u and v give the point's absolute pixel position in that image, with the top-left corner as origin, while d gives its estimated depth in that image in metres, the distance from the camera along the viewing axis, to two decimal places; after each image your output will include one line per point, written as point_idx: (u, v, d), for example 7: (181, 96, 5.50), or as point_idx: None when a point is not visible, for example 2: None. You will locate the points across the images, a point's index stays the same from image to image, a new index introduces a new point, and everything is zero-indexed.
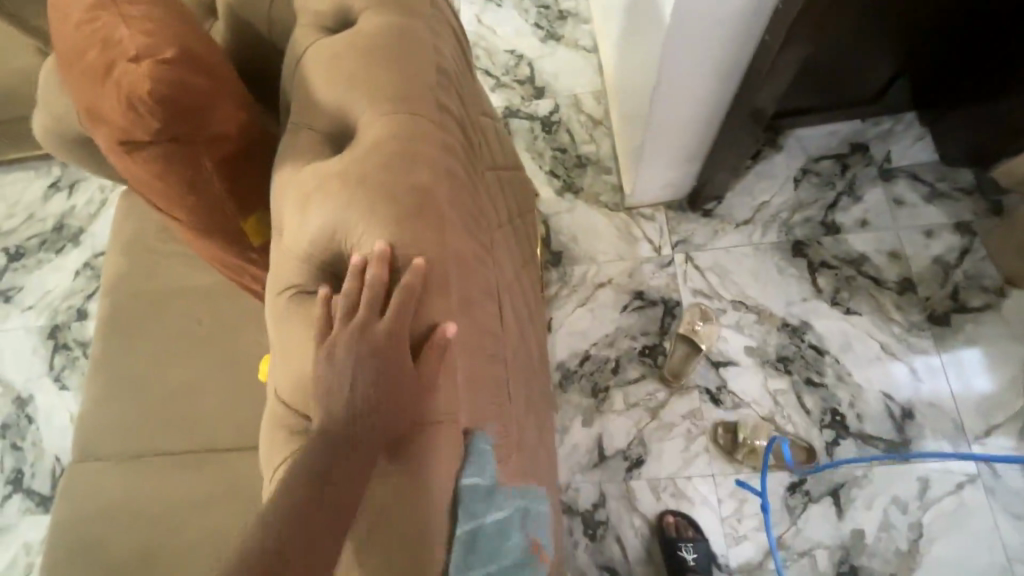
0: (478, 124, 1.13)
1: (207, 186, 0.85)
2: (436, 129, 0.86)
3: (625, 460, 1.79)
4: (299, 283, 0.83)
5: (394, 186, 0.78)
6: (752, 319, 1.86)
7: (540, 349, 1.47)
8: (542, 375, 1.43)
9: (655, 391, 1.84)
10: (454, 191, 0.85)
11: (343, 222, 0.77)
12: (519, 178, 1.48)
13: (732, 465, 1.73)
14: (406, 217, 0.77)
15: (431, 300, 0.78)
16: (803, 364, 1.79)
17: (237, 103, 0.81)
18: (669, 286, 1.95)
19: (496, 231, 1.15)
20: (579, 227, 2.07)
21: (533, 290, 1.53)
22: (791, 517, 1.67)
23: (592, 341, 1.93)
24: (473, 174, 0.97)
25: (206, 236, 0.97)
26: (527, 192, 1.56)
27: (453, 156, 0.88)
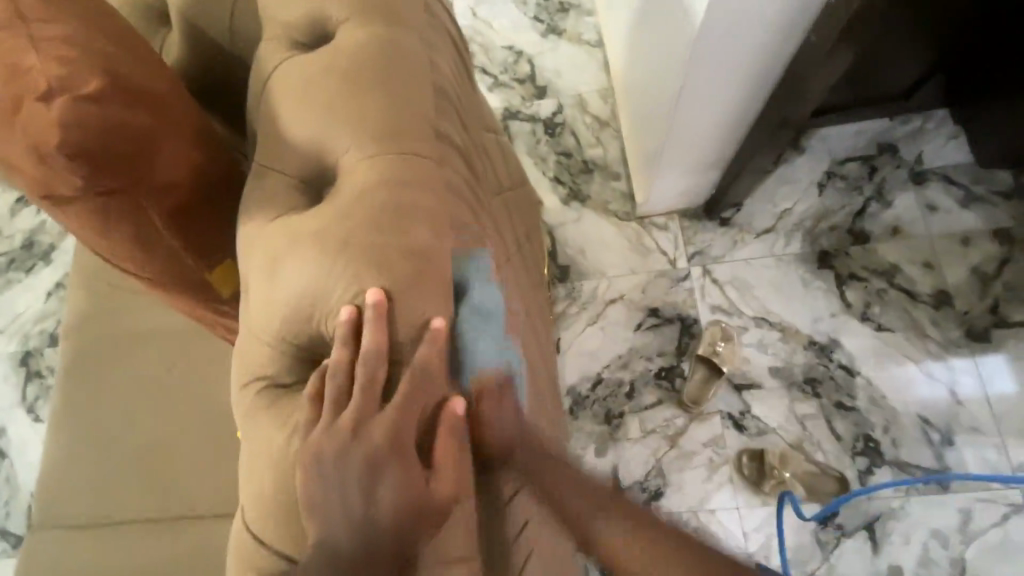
0: (481, 144, 0.98)
1: (154, 236, 0.82)
2: (437, 168, 0.71)
3: (643, 492, 1.66)
4: (274, 361, 0.70)
5: (385, 248, 0.66)
6: (776, 337, 1.73)
7: (552, 384, 1.33)
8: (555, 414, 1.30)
9: (673, 416, 1.72)
10: (460, 242, 0.71)
11: (323, 290, 0.66)
12: (526, 197, 1.34)
13: (758, 497, 1.61)
14: (402, 287, 0.65)
15: (433, 382, 0.66)
16: (832, 386, 1.67)
17: (184, 143, 0.78)
18: (686, 301, 1.82)
19: (505, 266, 1.01)
20: (587, 239, 1.93)
21: (543, 318, 1.39)
22: (823, 553, 1.55)
23: (604, 363, 1.80)
24: (482, 210, 0.83)
25: (162, 288, 0.93)
26: (535, 209, 1.43)
27: (458, 197, 0.74)
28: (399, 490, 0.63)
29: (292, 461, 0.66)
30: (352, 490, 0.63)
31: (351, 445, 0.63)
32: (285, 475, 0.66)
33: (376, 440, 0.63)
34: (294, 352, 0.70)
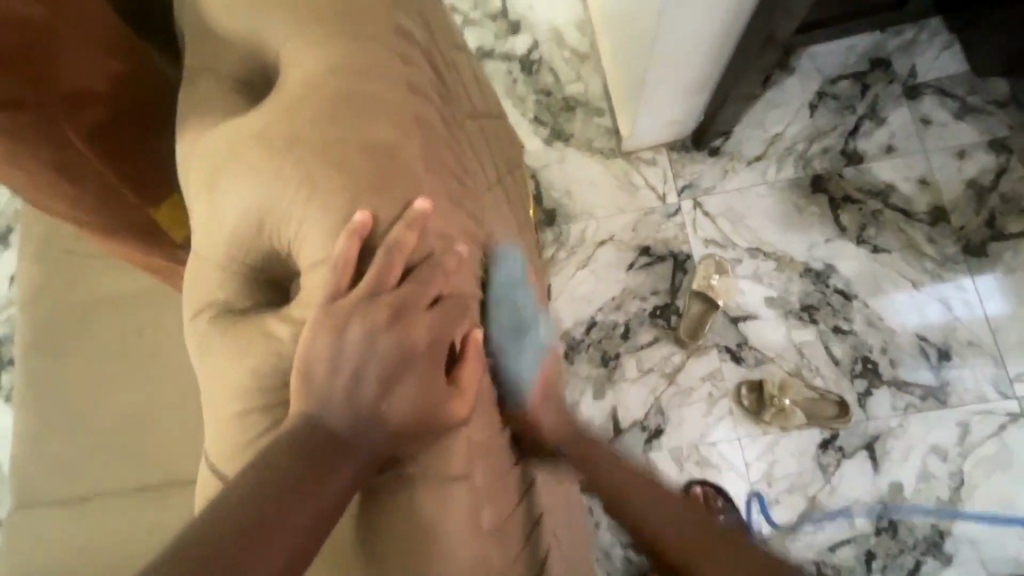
0: (451, 60, 0.89)
1: (81, 162, 0.86)
2: (396, 72, 0.67)
3: (643, 431, 1.65)
4: (227, 284, 0.64)
5: (342, 147, 0.61)
6: (772, 267, 1.69)
7: (546, 325, 1.29)
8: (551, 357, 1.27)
9: (670, 353, 1.69)
10: (428, 149, 0.66)
11: (274, 206, 0.60)
12: (506, 132, 1.25)
13: (759, 427, 1.60)
14: (362, 188, 0.60)
15: (407, 301, 0.60)
16: (829, 311, 1.64)
17: (100, 60, 0.82)
18: (678, 237, 1.76)
19: (487, 194, 0.95)
20: (572, 180, 1.85)
21: (533, 261, 1.34)
22: (825, 476, 1.55)
23: (597, 306, 1.75)
24: (455, 121, 0.78)
25: (106, 234, 0.98)
26: (516, 148, 1.35)
27: (424, 103, 0.68)
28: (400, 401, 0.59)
29: (267, 393, 0.61)
30: (343, 418, 0.57)
31: (347, 373, 0.58)
32: (258, 414, 0.61)
33: (377, 365, 0.58)
34: (247, 279, 0.64)
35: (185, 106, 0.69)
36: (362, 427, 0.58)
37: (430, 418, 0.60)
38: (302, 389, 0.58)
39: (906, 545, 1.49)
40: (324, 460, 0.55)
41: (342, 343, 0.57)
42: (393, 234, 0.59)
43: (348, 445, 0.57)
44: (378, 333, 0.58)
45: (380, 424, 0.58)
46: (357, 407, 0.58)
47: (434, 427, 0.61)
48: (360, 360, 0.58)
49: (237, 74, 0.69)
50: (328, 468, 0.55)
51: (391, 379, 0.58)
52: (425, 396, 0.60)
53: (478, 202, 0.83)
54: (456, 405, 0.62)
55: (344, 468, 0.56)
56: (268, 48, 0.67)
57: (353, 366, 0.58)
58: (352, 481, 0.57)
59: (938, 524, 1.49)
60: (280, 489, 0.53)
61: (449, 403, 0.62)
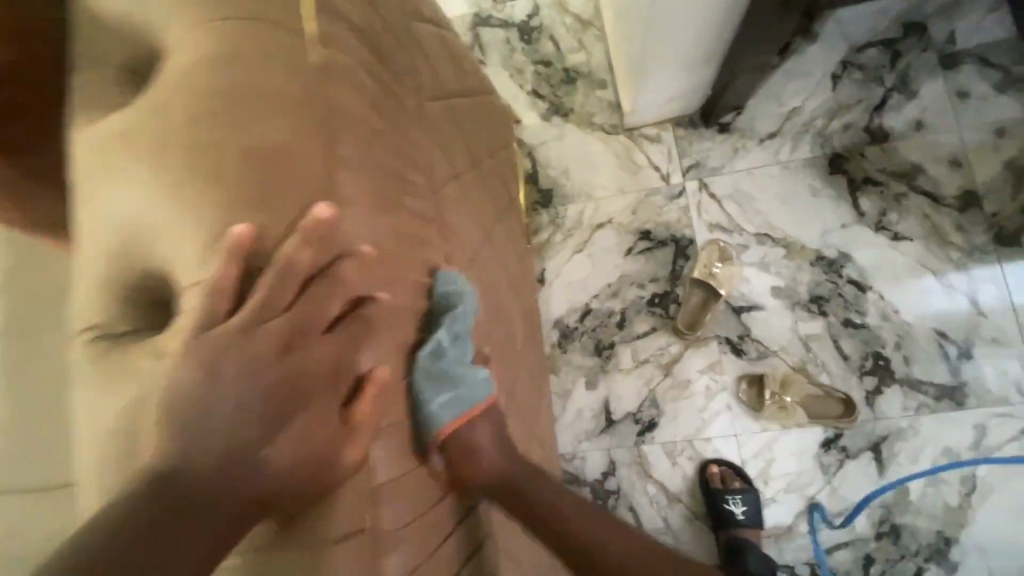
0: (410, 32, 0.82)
1: None
2: (314, 58, 0.62)
3: (636, 424, 1.60)
4: (104, 301, 0.58)
5: (231, 152, 0.56)
6: (781, 255, 1.58)
7: (527, 320, 1.23)
8: (531, 354, 1.22)
9: (667, 344, 1.61)
10: (344, 150, 0.62)
11: (157, 217, 0.56)
12: (484, 113, 1.16)
13: (758, 422, 1.53)
14: (251, 200, 0.56)
15: (298, 318, 0.56)
16: (840, 303, 1.53)
17: None
18: (681, 221, 1.66)
19: (449, 184, 0.88)
20: (570, 157, 1.75)
21: (517, 250, 1.27)
22: (824, 475, 1.48)
23: (592, 293, 1.67)
24: (388, 115, 0.71)
25: None
26: (499, 128, 1.27)
27: (347, 96, 0.64)
28: (292, 428, 0.57)
29: (122, 437, 0.52)
30: (216, 461, 0.52)
31: (226, 402, 0.52)
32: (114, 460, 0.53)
33: (263, 400, 0.55)
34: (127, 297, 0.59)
35: (84, 90, 0.62)
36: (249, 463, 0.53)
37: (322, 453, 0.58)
38: (178, 418, 0.51)
39: (908, 551, 1.42)
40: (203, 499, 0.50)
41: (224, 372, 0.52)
42: (288, 249, 0.55)
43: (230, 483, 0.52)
44: (266, 365, 0.55)
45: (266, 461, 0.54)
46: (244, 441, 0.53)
47: (328, 466, 0.58)
48: (237, 392, 0.53)
49: (147, 54, 0.63)
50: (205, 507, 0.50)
51: (279, 413, 0.56)
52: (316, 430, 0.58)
53: (423, 200, 0.77)
54: (351, 437, 0.60)
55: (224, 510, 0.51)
56: (176, 26, 0.60)
57: (233, 394, 0.53)
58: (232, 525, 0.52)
59: (944, 531, 1.41)
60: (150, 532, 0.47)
61: (342, 433, 0.60)
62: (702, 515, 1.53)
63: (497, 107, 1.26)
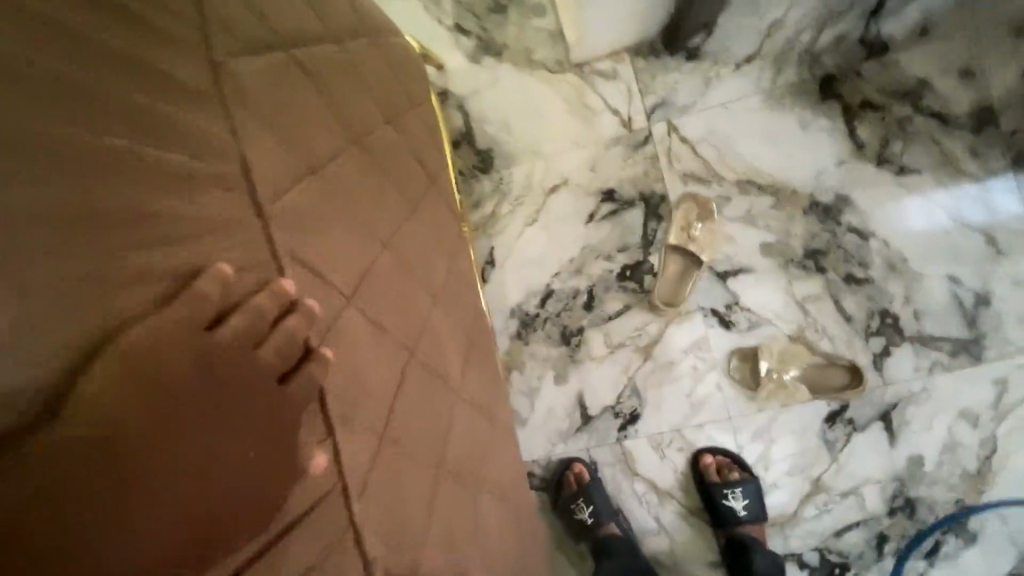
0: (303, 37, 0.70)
1: None
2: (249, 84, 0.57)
3: (616, 418, 1.38)
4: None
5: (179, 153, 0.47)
6: (770, 205, 1.33)
7: (463, 335, 0.96)
8: (472, 376, 0.96)
9: (644, 323, 1.37)
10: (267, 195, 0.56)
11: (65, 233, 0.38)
12: (364, 70, 0.84)
13: (753, 402, 1.33)
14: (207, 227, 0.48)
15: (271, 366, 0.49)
16: (840, 256, 1.31)
17: None
18: (649, 174, 1.38)
19: (359, 198, 0.73)
20: (509, 108, 1.43)
21: (442, 245, 0.98)
22: (830, 453, 1.31)
23: (552, 271, 1.40)
24: (297, 122, 0.64)
25: None
26: (397, 86, 0.95)
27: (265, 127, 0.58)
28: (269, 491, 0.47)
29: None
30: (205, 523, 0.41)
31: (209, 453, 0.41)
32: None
33: (213, 422, 0.42)
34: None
35: None
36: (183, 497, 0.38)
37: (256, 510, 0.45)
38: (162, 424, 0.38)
39: (924, 525, 1.28)
40: (113, 525, 0.34)
41: (169, 379, 0.39)
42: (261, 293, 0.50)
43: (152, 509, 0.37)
44: (197, 393, 0.41)
45: (203, 499, 0.40)
46: (186, 462, 0.39)
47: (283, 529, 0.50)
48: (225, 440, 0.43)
49: None
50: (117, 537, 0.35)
51: (233, 430, 0.44)
52: (263, 476, 0.46)
53: (337, 229, 0.66)
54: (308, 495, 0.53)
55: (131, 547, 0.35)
56: None
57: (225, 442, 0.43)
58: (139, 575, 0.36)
59: (963, 500, 1.27)
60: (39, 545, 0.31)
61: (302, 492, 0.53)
62: (700, 511, 1.36)
63: (389, 57, 0.94)
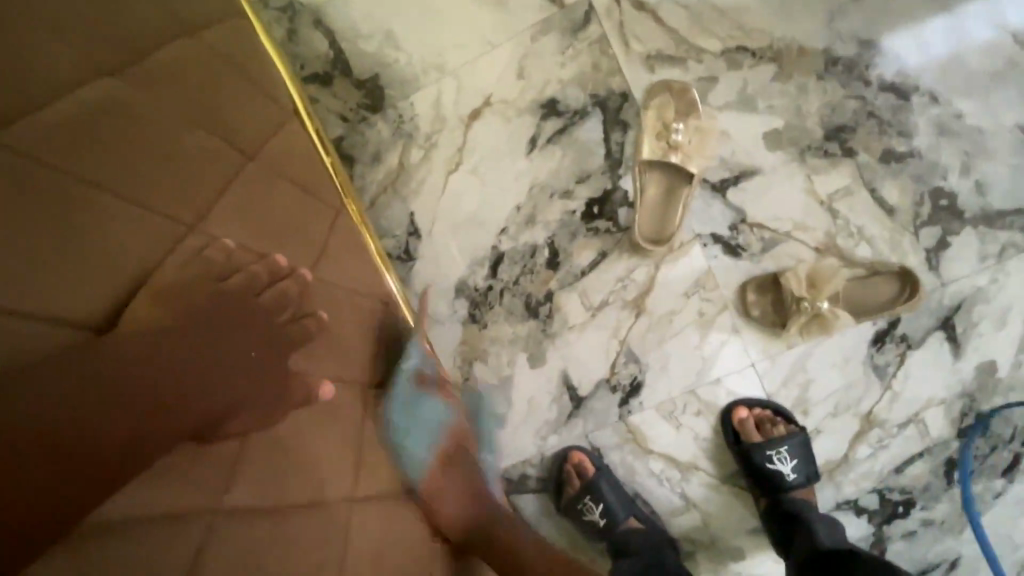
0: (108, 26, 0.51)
1: None
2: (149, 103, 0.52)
3: (614, 393, 1.09)
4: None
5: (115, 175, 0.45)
6: (770, 77, 0.97)
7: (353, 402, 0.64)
8: (378, 454, 0.65)
9: (628, 269, 1.04)
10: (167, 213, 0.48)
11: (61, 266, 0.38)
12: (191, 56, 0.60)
13: (781, 339, 1.04)
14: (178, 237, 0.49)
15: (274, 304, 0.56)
16: (872, 127, 0.97)
17: None
18: (601, 65, 0.99)
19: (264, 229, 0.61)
20: (386, 9, 1.00)
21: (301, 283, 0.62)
22: (882, 382, 1.04)
23: (497, 228, 1.05)
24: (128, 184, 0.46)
25: None
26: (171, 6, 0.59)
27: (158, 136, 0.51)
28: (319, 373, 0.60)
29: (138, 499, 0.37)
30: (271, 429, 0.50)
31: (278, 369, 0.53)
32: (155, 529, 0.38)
33: (186, 373, 0.42)
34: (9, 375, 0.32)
35: None
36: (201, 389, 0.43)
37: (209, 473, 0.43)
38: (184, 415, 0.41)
39: (1001, 440, 1.04)
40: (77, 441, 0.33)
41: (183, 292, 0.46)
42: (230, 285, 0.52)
43: (104, 440, 0.35)
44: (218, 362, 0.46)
45: (145, 459, 0.38)
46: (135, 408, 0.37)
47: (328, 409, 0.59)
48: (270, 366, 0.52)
49: None
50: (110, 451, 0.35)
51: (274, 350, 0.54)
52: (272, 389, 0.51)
53: (200, 314, 0.47)
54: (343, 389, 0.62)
55: (92, 470, 0.34)
56: None
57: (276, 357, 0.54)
58: (88, 509, 0.33)
59: None
60: (56, 432, 0.32)
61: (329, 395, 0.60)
62: (736, 481, 1.10)
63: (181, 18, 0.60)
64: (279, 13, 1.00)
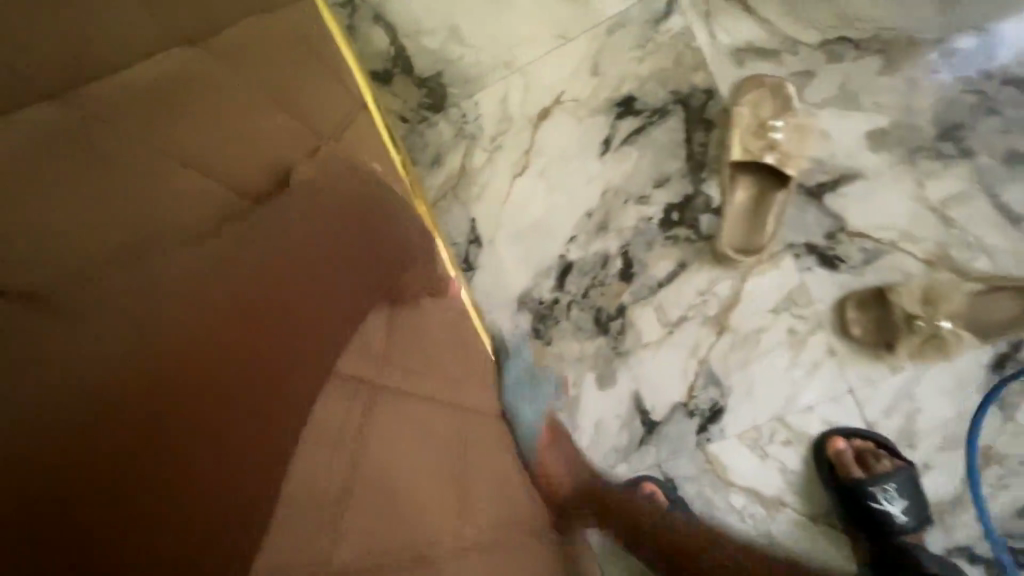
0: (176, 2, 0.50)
1: None
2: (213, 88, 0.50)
3: (692, 418, 0.98)
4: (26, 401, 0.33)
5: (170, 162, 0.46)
6: (876, 71, 0.87)
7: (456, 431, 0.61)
8: (468, 477, 0.59)
9: (711, 281, 0.95)
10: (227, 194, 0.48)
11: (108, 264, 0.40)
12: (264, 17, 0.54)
13: (885, 362, 0.93)
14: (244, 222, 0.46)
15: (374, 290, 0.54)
16: (992, 126, 0.86)
17: None
18: (682, 60, 0.91)
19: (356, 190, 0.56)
20: (451, 3, 0.94)
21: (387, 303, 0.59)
22: (1004, 412, 0.92)
23: (566, 236, 0.96)
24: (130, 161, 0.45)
25: None
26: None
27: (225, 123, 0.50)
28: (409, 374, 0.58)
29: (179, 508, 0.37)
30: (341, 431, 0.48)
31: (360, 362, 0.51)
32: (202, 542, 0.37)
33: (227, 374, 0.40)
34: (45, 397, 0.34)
35: None
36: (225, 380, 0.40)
37: (225, 495, 0.39)
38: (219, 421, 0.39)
39: None
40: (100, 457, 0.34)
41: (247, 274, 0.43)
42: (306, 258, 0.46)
43: (119, 450, 0.35)
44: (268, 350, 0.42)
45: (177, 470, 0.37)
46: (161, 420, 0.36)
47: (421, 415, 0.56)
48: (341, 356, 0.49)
49: None
50: (121, 459, 0.35)
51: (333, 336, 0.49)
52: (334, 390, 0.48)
53: (255, 315, 0.42)
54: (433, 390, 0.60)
55: (88, 490, 0.34)
56: None
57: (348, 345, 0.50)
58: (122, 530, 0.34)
59: None
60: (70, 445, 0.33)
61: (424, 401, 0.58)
62: (829, 521, 0.97)
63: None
64: (338, 8, 0.94)
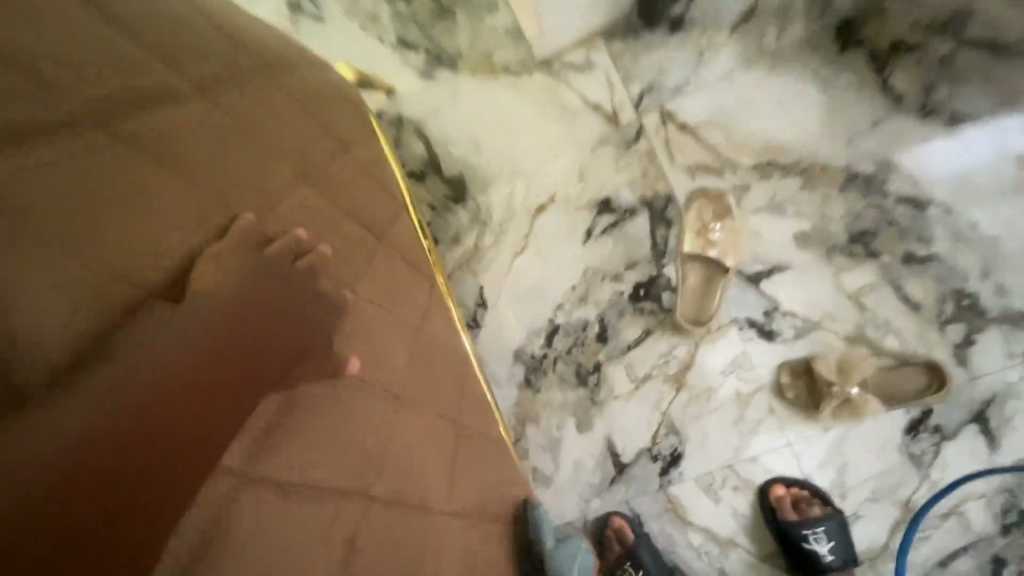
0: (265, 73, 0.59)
1: None
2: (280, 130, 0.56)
3: (654, 462, 1.16)
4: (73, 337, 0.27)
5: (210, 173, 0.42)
6: (797, 187, 1.12)
7: (446, 447, 0.74)
8: (466, 480, 0.78)
9: (670, 346, 1.16)
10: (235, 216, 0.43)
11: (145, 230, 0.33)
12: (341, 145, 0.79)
13: (815, 422, 1.11)
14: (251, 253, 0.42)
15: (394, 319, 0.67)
16: (893, 234, 1.09)
17: None
18: (648, 173, 1.18)
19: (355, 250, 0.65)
20: (473, 122, 1.23)
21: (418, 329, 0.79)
22: (919, 472, 1.08)
23: (554, 304, 1.20)
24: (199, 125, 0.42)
25: None
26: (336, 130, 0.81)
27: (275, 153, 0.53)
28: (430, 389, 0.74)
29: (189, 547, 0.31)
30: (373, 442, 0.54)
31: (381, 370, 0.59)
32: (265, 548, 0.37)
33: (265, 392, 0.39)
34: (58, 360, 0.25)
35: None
36: (263, 371, 0.40)
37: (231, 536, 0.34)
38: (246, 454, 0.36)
39: None
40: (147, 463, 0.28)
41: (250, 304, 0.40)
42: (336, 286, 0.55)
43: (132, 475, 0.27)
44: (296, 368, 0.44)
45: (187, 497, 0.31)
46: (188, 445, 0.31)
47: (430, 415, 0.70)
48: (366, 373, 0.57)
49: None
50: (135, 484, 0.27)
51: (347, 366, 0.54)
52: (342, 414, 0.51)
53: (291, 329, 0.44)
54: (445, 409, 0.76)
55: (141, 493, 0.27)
56: None
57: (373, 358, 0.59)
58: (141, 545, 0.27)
59: None
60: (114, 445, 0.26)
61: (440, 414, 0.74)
62: (775, 561, 1.13)
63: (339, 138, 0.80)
64: (389, 125, 1.24)
